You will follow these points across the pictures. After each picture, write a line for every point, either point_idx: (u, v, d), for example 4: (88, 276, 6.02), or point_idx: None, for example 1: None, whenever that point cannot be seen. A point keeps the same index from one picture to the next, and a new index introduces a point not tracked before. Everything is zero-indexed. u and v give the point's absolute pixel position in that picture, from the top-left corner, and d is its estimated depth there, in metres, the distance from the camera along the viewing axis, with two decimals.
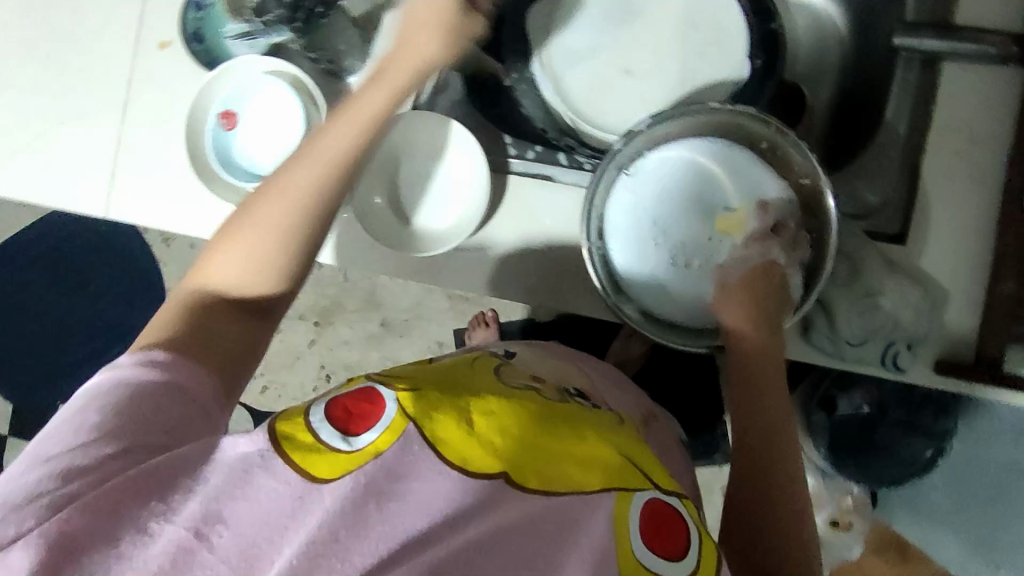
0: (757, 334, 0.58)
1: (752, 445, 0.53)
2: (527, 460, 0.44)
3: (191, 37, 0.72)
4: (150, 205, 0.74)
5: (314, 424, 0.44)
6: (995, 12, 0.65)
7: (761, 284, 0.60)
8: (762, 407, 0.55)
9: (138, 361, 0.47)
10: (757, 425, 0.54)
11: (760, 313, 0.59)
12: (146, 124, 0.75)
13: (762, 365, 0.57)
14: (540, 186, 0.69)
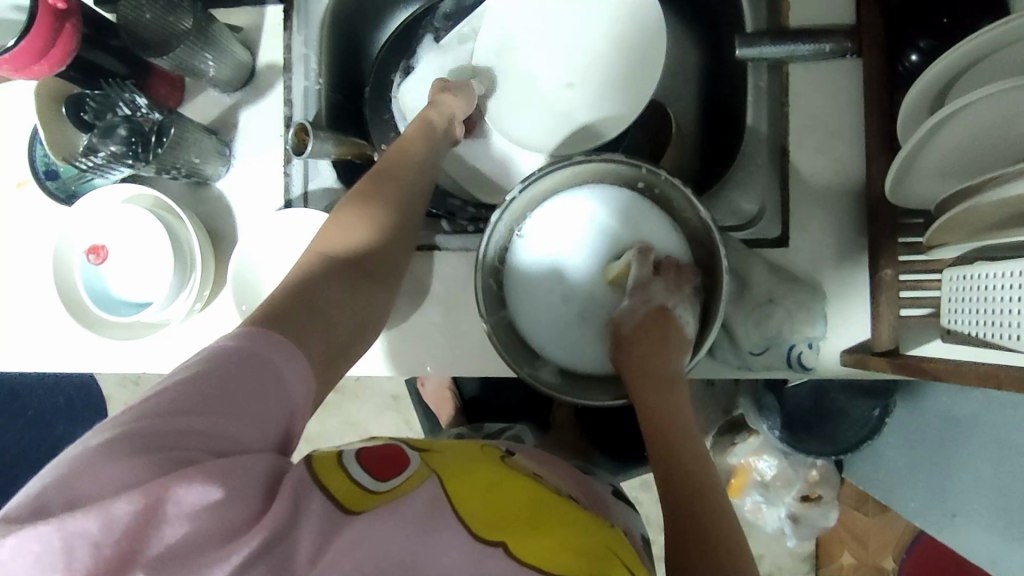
0: (653, 388, 0.53)
1: (673, 498, 0.48)
2: (524, 540, 0.45)
3: (44, 174, 0.71)
4: (30, 353, 0.71)
5: (344, 463, 0.45)
6: (826, 9, 0.67)
7: (655, 330, 0.56)
8: (679, 461, 0.50)
9: (176, 380, 0.40)
10: (675, 478, 0.49)
11: (654, 358, 0.55)
12: (12, 270, 0.72)
13: (666, 420, 0.52)
14: (426, 256, 0.70)
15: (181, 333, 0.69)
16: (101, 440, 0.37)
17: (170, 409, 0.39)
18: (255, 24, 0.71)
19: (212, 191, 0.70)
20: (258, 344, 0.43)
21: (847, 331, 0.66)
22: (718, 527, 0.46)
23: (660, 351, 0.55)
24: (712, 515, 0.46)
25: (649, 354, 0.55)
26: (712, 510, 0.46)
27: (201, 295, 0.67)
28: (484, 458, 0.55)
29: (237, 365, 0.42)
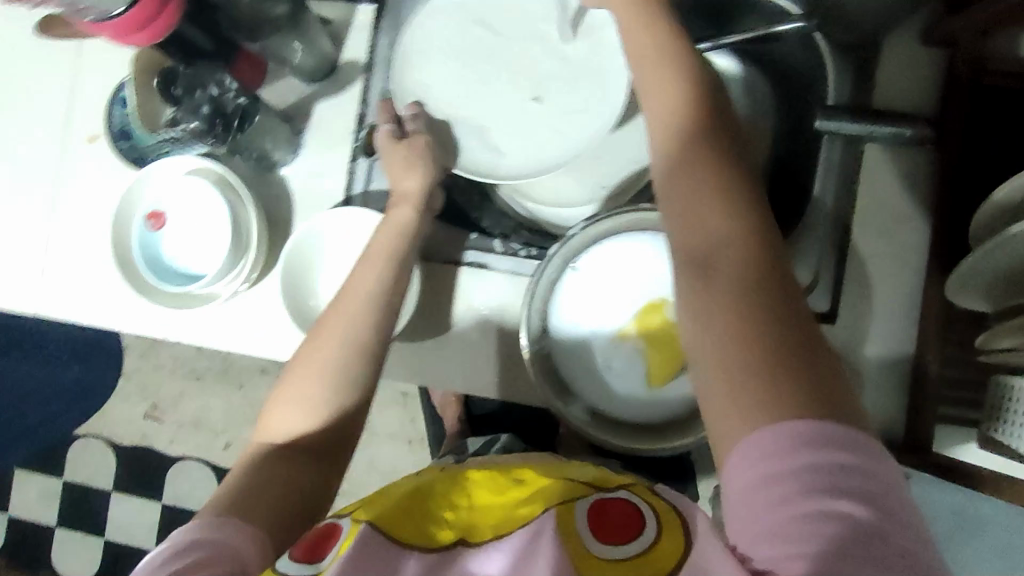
0: (713, 219, 0.44)
1: (764, 348, 0.40)
2: (479, 520, 0.48)
3: (118, 134, 0.71)
4: (80, 306, 0.73)
5: (280, 570, 0.45)
6: (910, 93, 0.67)
7: (690, 163, 0.47)
8: (741, 293, 0.41)
9: (155, 563, 0.44)
10: (755, 324, 0.41)
11: (699, 193, 0.45)
12: (72, 221, 0.74)
13: (730, 251, 0.43)
14: (475, 274, 0.70)
15: (226, 309, 0.70)
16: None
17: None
18: (345, 20, 0.72)
19: (275, 175, 0.71)
20: (206, 533, 0.47)
21: (884, 420, 0.65)
22: (823, 368, 0.40)
23: (717, 207, 0.45)
24: (809, 355, 0.40)
25: (707, 219, 0.45)
26: (808, 349, 0.40)
27: (249, 276, 0.68)
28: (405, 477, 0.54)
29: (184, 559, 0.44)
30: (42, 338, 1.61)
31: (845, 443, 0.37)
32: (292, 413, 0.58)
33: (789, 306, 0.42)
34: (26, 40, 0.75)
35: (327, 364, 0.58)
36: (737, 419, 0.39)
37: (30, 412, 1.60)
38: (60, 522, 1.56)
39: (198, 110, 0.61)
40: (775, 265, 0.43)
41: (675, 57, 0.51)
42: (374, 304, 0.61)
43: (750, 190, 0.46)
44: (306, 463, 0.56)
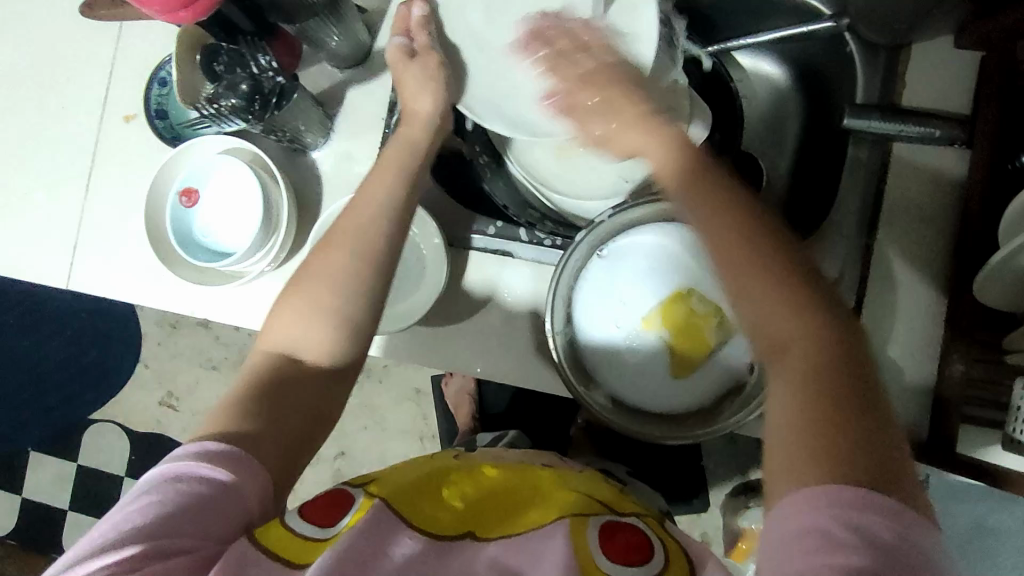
0: (775, 304, 0.44)
1: (816, 445, 0.41)
2: (484, 518, 0.50)
3: (155, 113, 0.74)
4: (112, 280, 0.74)
5: (288, 521, 0.46)
6: (942, 96, 0.67)
7: (755, 226, 0.46)
8: (793, 394, 0.42)
9: (162, 492, 0.45)
10: (798, 426, 0.42)
11: (759, 282, 0.45)
12: (108, 197, 0.76)
13: (789, 341, 0.44)
14: (500, 262, 0.72)
15: (252, 288, 0.71)
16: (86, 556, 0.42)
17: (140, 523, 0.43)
18: (380, 8, 0.73)
19: (306, 159, 0.73)
20: (229, 468, 0.47)
21: (904, 421, 0.65)
22: (884, 453, 0.41)
23: (771, 282, 0.45)
24: (867, 436, 0.41)
25: (761, 296, 0.45)
26: (863, 429, 0.41)
27: (277, 256, 0.70)
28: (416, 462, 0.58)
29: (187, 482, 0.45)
30: (64, 321, 1.63)
31: (880, 509, 0.38)
32: (291, 327, 0.55)
33: (847, 386, 0.42)
34: (68, 20, 0.77)
35: (342, 271, 0.56)
36: (798, 480, 0.40)
37: (47, 394, 1.62)
38: (72, 505, 1.57)
39: (238, 86, 0.61)
40: (834, 344, 0.43)
41: (667, 131, 0.53)
42: (386, 227, 0.57)
43: (806, 265, 0.45)
44: (308, 389, 0.55)
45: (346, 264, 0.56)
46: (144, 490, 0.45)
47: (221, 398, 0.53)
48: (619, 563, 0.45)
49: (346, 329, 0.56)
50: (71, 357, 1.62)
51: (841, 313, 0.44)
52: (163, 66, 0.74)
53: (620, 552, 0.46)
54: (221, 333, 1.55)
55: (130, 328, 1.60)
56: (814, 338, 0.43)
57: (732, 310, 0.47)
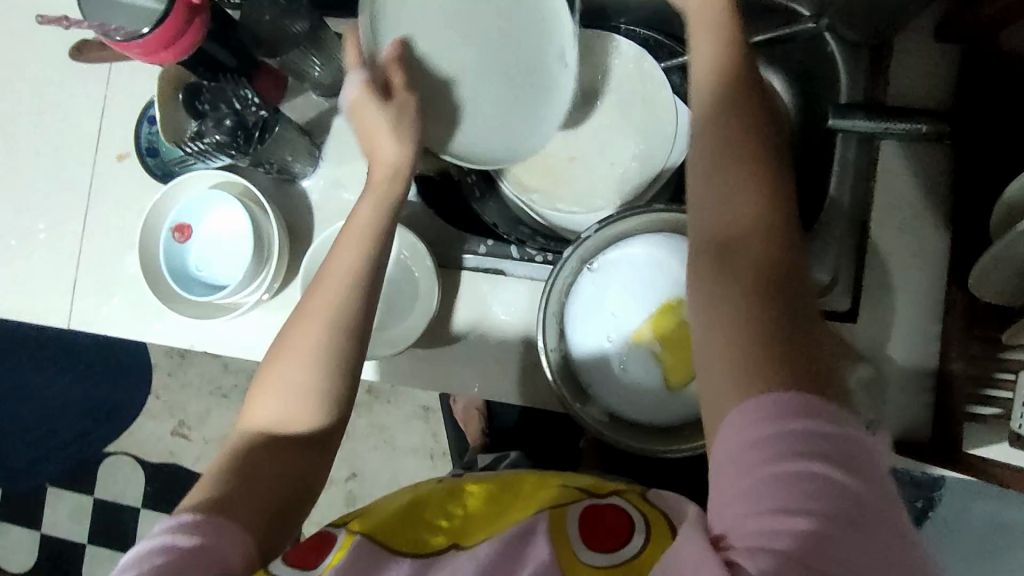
0: (736, 203, 0.43)
1: (764, 344, 0.38)
2: (470, 526, 0.51)
3: (146, 151, 0.74)
4: (113, 316, 0.76)
5: (272, 569, 0.47)
6: (926, 91, 0.66)
7: (741, 115, 0.45)
8: (737, 293, 0.40)
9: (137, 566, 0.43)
10: (735, 325, 0.39)
11: (730, 186, 0.43)
12: (105, 234, 0.77)
13: (745, 239, 0.42)
14: (491, 280, 0.71)
15: (245, 318, 0.72)
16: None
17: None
18: None
19: (296, 188, 0.73)
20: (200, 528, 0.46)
21: (907, 422, 0.64)
22: (833, 372, 0.39)
23: (755, 185, 0.43)
24: (814, 345, 0.39)
25: (735, 193, 0.43)
26: (810, 336, 0.39)
27: (271, 286, 0.70)
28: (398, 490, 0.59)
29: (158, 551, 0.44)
30: (74, 355, 1.65)
31: (828, 416, 0.36)
32: (274, 404, 0.54)
33: (797, 294, 0.40)
34: (58, 64, 0.78)
35: (314, 346, 0.54)
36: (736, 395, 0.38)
37: (62, 429, 1.64)
38: (90, 538, 1.58)
39: (220, 121, 0.61)
40: (795, 254, 0.42)
41: (704, 31, 0.48)
42: (344, 294, 0.55)
43: (789, 179, 0.45)
44: (288, 464, 0.53)
45: (342, 290, 0.55)
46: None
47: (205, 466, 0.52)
48: (599, 551, 0.45)
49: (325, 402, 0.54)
50: (84, 391, 1.64)
51: (803, 223, 0.43)
52: (152, 106, 0.75)
53: (598, 540, 0.46)
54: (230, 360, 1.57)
55: (139, 359, 1.61)
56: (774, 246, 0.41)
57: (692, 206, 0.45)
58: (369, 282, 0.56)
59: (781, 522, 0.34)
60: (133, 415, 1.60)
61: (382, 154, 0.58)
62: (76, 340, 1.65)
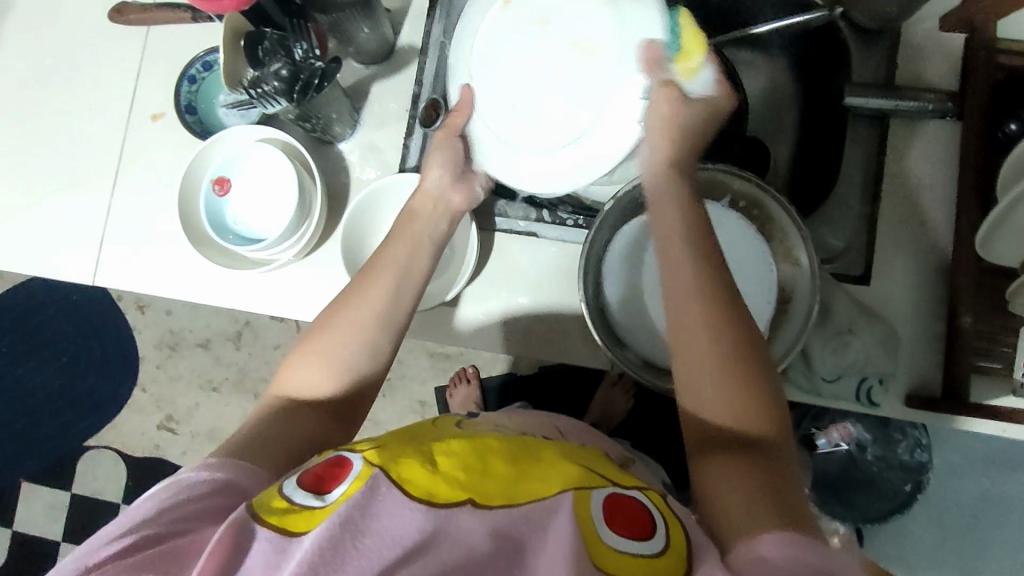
0: (741, 415, 0.50)
1: (767, 500, 0.46)
2: (491, 487, 0.47)
3: (185, 108, 0.77)
4: (142, 271, 0.76)
5: (287, 492, 0.46)
6: (930, 73, 0.72)
7: (750, 342, 0.53)
8: (733, 485, 0.48)
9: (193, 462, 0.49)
10: (731, 502, 0.47)
11: (725, 403, 0.51)
12: (137, 192, 0.77)
13: (748, 442, 0.50)
14: (524, 242, 0.74)
15: (278, 274, 0.73)
16: (98, 546, 0.43)
17: (153, 515, 0.44)
18: (402, 8, 0.77)
19: (334, 149, 0.75)
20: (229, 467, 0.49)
21: (917, 377, 0.68)
22: (790, 475, 0.48)
23: (745, 395, 0.51)
24: (793, 487, 0.48)
25: (724, 393, 0.51)
26: (791, 482, 0.48)
27: (307, 244, 0.71)
28: (421, 432, 0.60)
29: (209, 495, 0.46)
30: (48, 346, 1.58)
31: (815, 549, 0.42)
32: (309, 371, 0.58)
33: (786, 473, 0.48)
34: (96, 26, 0.80)
35: (354, 321, 0.59)
36: (744, 527, 0.45)
37: (40, 423, 1.56)
38: (65, 536, 1.51)
39: (280, 69, 0.63)
40: (783, 452, 0.49)
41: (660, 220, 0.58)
42: (396, 281, 0.61)
43: (775, 386, 0.52)
44: (315, 421, 0.56)
45: (385, 284, 0.61)
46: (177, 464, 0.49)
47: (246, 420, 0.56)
48: (623, 537, 0.44)
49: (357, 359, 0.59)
50: (60, 383, 1.57)
51: (780, 401, 0.52)
52: (192, 65, 0.77)
53: (623, 528, 0.45)
54: (222, 352, 1.51)
55: (120, 351, 1.55)
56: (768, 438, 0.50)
57: (698, 399, 0.52)
58: (421, 282, 0.63)
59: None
60: (112, 408, 1.54)
61: (426, 190, 0.68)
62: (51, 330, 1.58)
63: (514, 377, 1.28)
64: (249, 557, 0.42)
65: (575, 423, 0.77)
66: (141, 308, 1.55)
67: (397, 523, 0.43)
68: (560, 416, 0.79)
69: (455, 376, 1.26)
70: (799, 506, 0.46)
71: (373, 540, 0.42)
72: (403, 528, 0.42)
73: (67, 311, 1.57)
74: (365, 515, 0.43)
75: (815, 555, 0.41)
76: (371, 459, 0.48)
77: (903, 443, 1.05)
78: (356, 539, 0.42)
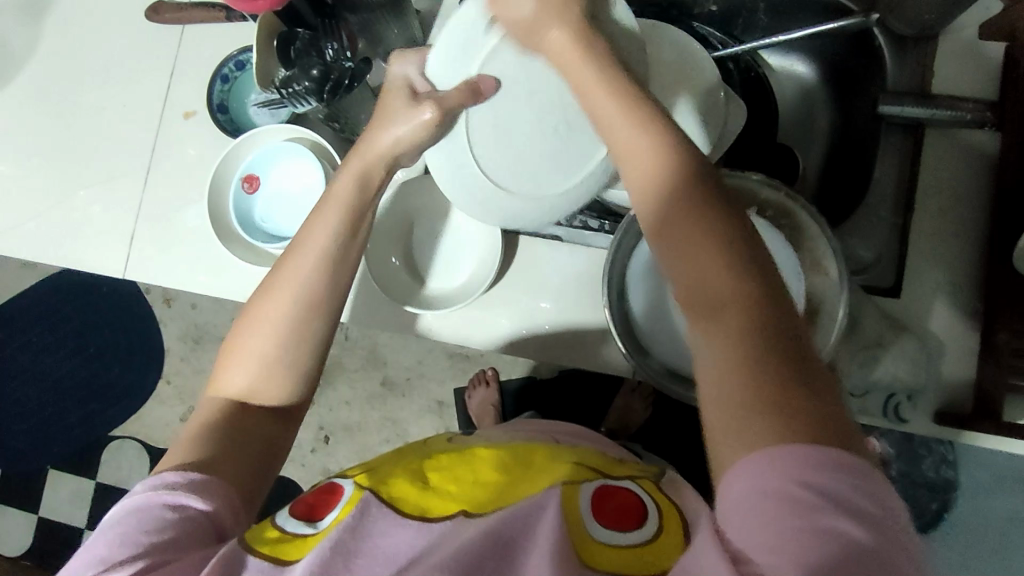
0: (720, 270, 0.42)
1: (755, 388, 0.39)
2: (481, 497, 0.47)
3: (218, 107, 0.78)
4: (170, 266, 0.77)
5: (280, 524, 0.48)
6: (969, 82, 0.70)
7: (718, 204, 0.44)
8: (720, 366, 0.41)
9: (154, 485, 0.46)
10: (718, 380, 0.40)
11: (705, 266, 0.43)
12: (167, 188, 0.79)
13: (733, 307, 0.41)
14: (548, 246, 0.74)
15: None
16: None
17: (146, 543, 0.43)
18: (431, 9, 0.77)
19: None
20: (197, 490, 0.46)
21: (948, 394, 0.66)
22: (794, 342, 0.40)
23: (721, 253, 0.43)
24: (800, 349, 0.41)
25: (704, 263, 0.43)
26: (789, 347, 0.40)
27: None
28: (415, 449, 0.61)
29: (189, 517, 0.45)
30: (77, 336, 1.61)
31: (833, 471, 0.35)
32: (245, 371, 0.53)
33: (790, 341, 0.40)
34: (133, 23, 0.82)
35: (279, 319, 0.53)
36: (741, 437, 0.38)
37: (67, 411, 1.59)
38: (88, 523, 1.53)
39: (311, 70, 0.63)
40: (785, 322, 0.41)
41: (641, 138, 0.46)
42: (329, 279, 0.54)
43: (751, 239, 0.44)
44: (265, 429, 0.53)
45: (324, 243, 0.54)
46: (139, 483, 0.47)
47: (180, 435, 0.52)
48: (614, 532, 0.44)
49: (300, 352, 0.54)
50: (87, 373, 1.60)
51: (763, 257, 0.43)
52: (225, 64, 0.78)
53: (616, 521, 0.45)
54: None
55: (146, 342, 1.58)
56: (749, 298, 0.41)
57: (677, 262, 0.44)
58: (358, 257, 0.56)
59: (779, 546, 0.34)
60: (137, 399, 1.57)
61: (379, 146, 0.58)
62: (80, 320, 1.61)
63: (532, 380, 1.28)
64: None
65: (569, 428, 0.77)
66: (168, 300, 1.58)
67: (390, 544, 0.44)
68: (568, 425, 0.78)
69: (474, 377, 1.27)
70: (801, 389, 0.39)
71: (367, 561, 0.43)
72: (398, 547, 0.43)
73: (96, 302, 1.61)
74: (357, 537, 0.44)
75: (819, 489, 0.35)
76: (361, 483, 0.49)
77: (929, 460, 1.03)
78: (349, 561, 0.42)
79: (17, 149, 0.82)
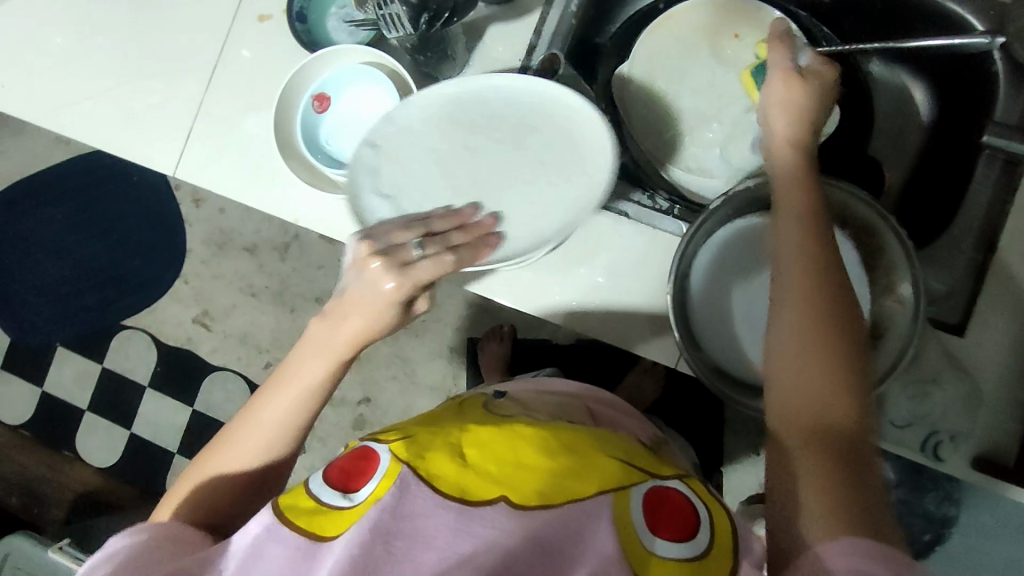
0: (801, 372, 0.48)
1: (820, 492, 0.44)
2: (524, 482, 0.46)
3: (296, 16, 0.75)
4: (223, 173, 0.75)
5: (313, 489, 0.47)
6: None
7: (827, 268, 0.50)
8: (803, 457, 0.46)
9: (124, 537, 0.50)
10: (796, 468, 0.46)
11: (800, 360, 0.48)
12: (230, 93, 0.76)
13: (837, 423, 0.46)
14: (611, 220, 0.72)
15: None
16: None
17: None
18: None
19: None
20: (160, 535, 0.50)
21: (990, 441, 0.65)
22: (868, 467, 0.45)
23: (821, 353, 0.47)
24: (872, 486, 0.45)
25: (798, 354, 0.48)
26: (876, 500, 0.44)
27: None
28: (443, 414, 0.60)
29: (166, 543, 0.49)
30: (100, 220, 1.59)
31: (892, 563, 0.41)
32: (220, 462, 0.55)
33: (868, 474, 0.45)
34: None
35: (253, 423, 0.54)
36: (825, 525, 0.43)
37: (81, 293, 1.59)
38: (91, 406, 1.56)
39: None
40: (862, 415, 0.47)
41: (784, 219, 0.53)
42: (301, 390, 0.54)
43: (851, 320, 0.49)
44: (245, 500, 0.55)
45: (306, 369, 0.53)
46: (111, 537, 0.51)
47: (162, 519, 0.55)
48: (663, 544, 0.45)
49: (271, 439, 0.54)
50: (106, 258, 1.59)
51: (860, 339, 0.49)
52: None
53: (664, 530, 0.45)
54: (266, 260, 1.51)
55: (168, 238, 1.56)
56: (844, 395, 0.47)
57: (776, 373, 0.49)
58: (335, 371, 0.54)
59: None
60: (152, 294, 1.56)
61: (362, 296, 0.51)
62: (105, 204, 1.59)
63: (548, 343, 1.27)
64: (277, 558, 0.43)
65: (601, 397, 0.76)
66: (196, 202, 1.56)
67: (430, 525, 0.43)
68: (595, 388, 0.78)
69: (492, 332, 1.26)
70: (870, 497, 0.44)
71: (406, 543, 0.42)
72: (437, 531, 0.43)
73: (125, 191, 1.59)
74: (396, 518, 0.43)
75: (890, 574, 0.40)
76: (398, 453, 0.47)
77: (932, 494, 1.04)
78: (389, 544, 0.42)
79: (80, 24, 0.79)
